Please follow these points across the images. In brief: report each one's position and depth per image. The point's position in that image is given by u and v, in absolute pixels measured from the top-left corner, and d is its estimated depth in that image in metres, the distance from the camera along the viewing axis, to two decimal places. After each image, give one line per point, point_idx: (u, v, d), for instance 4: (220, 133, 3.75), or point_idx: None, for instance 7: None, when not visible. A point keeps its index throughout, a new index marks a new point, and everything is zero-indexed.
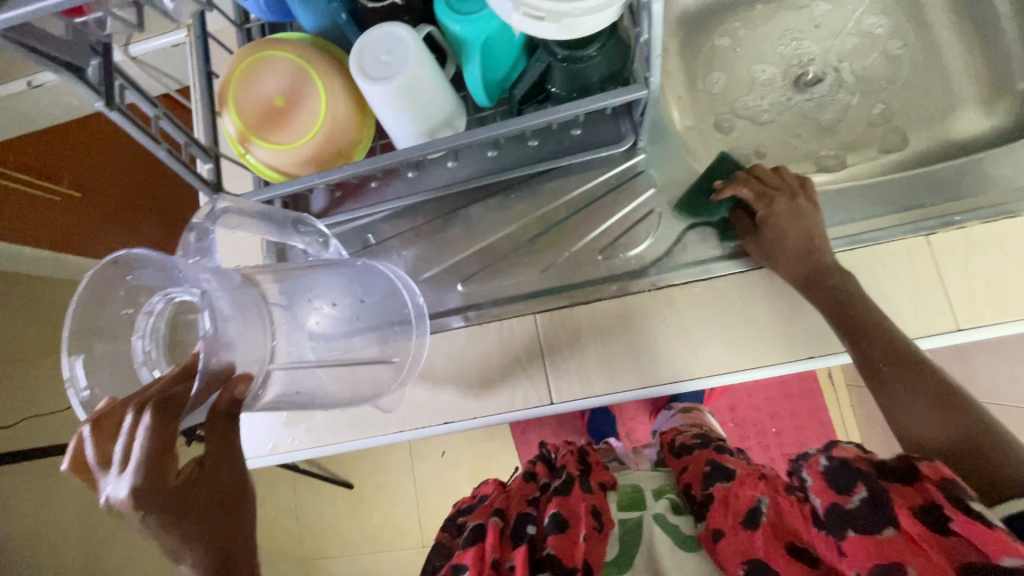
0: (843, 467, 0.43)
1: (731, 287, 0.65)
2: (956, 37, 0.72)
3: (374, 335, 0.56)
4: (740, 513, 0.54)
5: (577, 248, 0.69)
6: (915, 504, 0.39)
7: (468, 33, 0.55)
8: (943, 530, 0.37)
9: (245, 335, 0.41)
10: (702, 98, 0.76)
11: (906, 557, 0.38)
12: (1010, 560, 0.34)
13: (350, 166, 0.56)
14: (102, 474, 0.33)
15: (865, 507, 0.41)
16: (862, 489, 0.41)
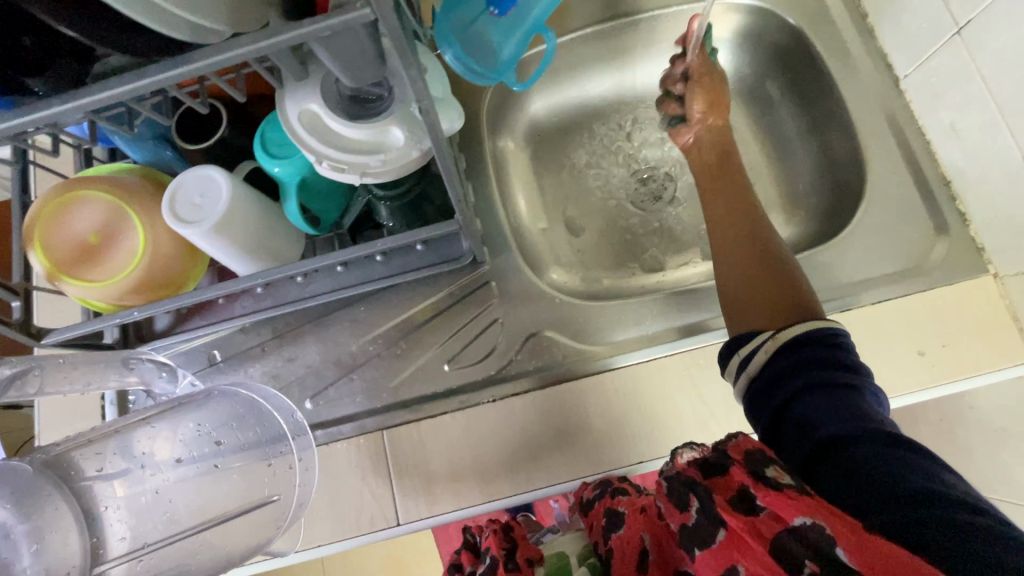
0: (681, 481, 0.44)
1: (570, 393, 0.67)
2: (760, 152, 0.82)
3: (245, 465, 0.52)
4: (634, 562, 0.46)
5: (426, 360, 0.69)
6: (732, 494, 0.42)
7: (285, 175, 0.55)
8: (753, 509, 0.40)
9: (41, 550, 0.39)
10: (550, 206, 0.85)
11: (736, 556, 0.38)
12: (803, 518, 0.37)
13: (166, 305, 0.56)
14: None
15: (701, 516, 0.41)
16: (693, 500, 0.42)
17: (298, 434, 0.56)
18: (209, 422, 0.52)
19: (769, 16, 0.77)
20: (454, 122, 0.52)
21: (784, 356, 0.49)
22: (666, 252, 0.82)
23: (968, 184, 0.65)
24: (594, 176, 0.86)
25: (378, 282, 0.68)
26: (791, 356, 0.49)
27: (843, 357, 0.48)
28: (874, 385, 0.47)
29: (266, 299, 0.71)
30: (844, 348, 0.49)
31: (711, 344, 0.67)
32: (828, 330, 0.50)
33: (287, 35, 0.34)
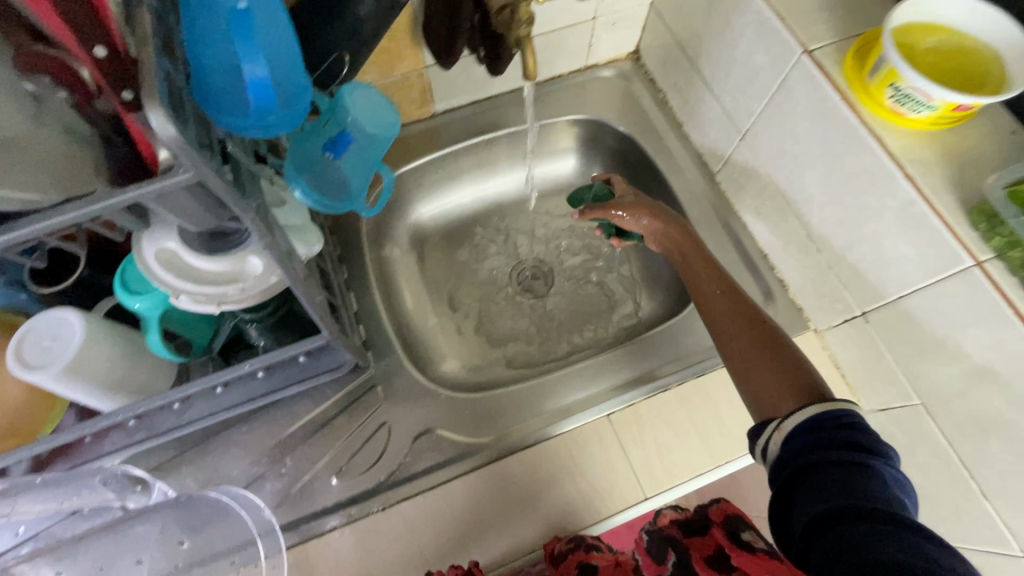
0: (660, 537, 0.55)
1: (461, 488, 0.68)
2: (620, 241, 0.93)
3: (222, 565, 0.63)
4: None
5: (311, 474, 0.68)
6: (708, 553, 0.51)
7: (146, 308, 0.55)
8: (728, 566, 0.48)
9: None
10: (439, 303, 0.89)
11: None
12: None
13: (12, 456, 0.53)
14: None
15: (676, 570, 0.51)
16: (672, 555, 0.52)
17: (266, 534, 0.62)
18: (176, 527, 0.66)
19: (607, 129, 0.91)
20: (311, 248, 0.56)
21: (800, 433, 0.47)
22: (550, 337, 0.88)
23: (779, 257, 0.77)
24: (479, 271, 0.93)
25: (261, 399, 0.68)
26: (807, 433, 0.47)
27: (862, 437, 0.45)
28: (896, 471, 0.44)
29: (137, 432, 0.67)
30: (860, 427, 0.46)
31: (589, 422, 0.71)
32: (841, 411, 0.47)
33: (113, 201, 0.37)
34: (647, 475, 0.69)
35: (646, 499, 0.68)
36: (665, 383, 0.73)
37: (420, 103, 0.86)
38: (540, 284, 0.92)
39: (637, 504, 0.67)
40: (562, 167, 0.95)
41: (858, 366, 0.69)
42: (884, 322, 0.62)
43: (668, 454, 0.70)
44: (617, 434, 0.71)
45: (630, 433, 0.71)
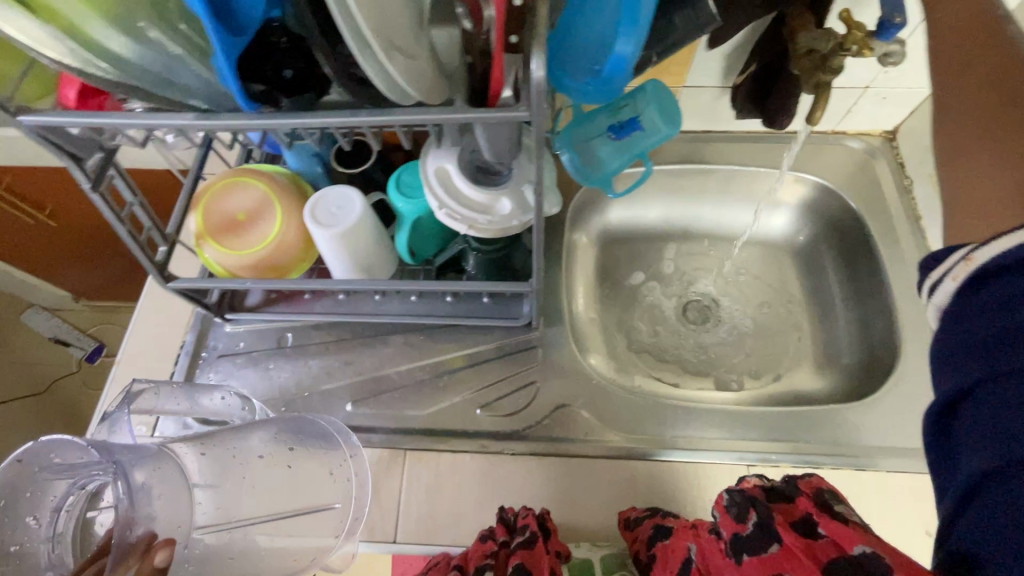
0: (742, 497, 0.56)
1: (582, 469, 0.72)
2: (806, 309, 0.90)
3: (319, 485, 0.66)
4: (673, 566, 0.58)
5: (459, 398, 0.76)
6: (795, 519, 0.55)
7: (407, 210, 0.67)
8: (812, 536, 0.51)
9: (168, 505, 0.53)
10: (606, 299, 0.93)
11: (787, 566, 0.49)
12: (864, 549, 0.47)
13: (271, 285, 0.67)
14: None
15: (756, 531, 0.53)
16: (753, 515, 0.54)
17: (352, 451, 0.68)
18: (280, 437, 0.64)
19: (833, 196, 0.89)
20: (552, 207, 0.63)
21: (984, 300, 0.39)
22: (695, 374, 0.88)
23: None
24: (650, 285, 0.95)
25: (444, 318, 0.78)
26: (1016, 278, 0.37)
27: None
28: None
29: (343, 305, 0.81)
30: None
31: (727, 464, 0.71)
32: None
33: (460, 115, 0.46)
34: None
35: None
36: (817, 462, 0.70)
37: None
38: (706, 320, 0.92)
39: None
40: (768, 219, 0.94)
41: None
42: None
43: None
44: None
45: None
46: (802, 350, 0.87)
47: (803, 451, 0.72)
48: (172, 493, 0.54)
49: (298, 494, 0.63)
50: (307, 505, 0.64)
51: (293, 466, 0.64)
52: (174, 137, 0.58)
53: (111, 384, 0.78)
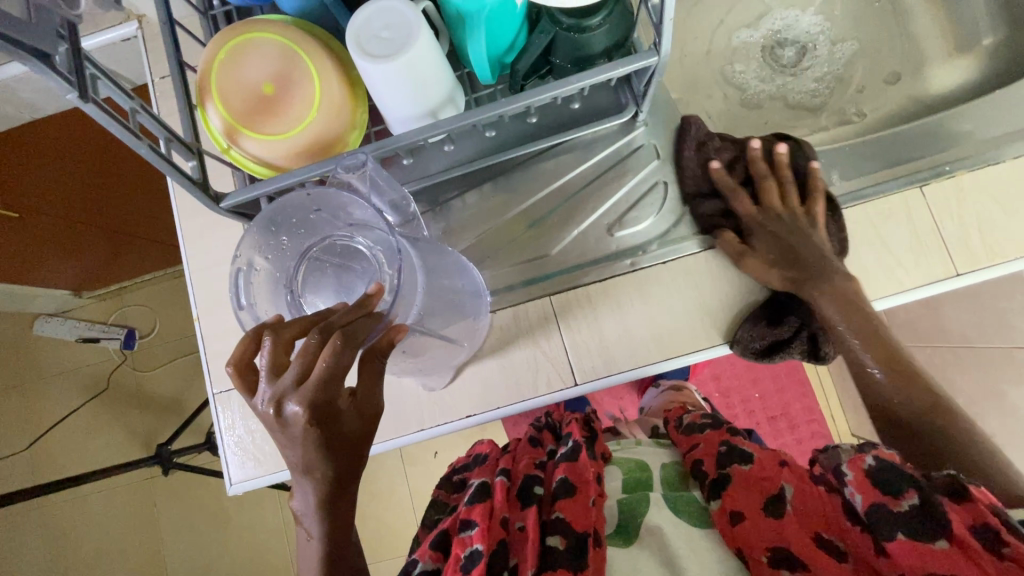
0: (892, 468, 0.45)
1: (749, 251, 0.65)
2: (923, 4, 0.79)
3: (454, 312, 0.59)
4: (763, 499, 0.51)
5: (584, 226, 0.70)
6: (974, 525, 0.40)
7: (468, 7, 0.50)
8: (999, 551, 0.39)
9: (405, 283, 0.46)
10: (690, 70, 0.82)
11: (961, 575, 0.39)
12: None
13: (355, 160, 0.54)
14: (273, 381, 0.35)
15: (911, 512, 0.42)
16: (913, 495, 0.43)
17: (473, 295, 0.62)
18: (437, 262, 0.56)
19: None
20: None
21: None
22: (815, 117, 0.80)
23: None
24: (738, 38, 0.83)
25: (534, 143, 0.67)
26: None
27: None
28: None
29: (414, 171, 0.68)
30: None
31: (898, 192, 0.63)
32: None
33: None
34: (963, 250, 0.61)
35: (957, 275, 0.61)
36: (996, 156, 0.63)
37: None
38: (800, 60, 0.81)
39: (949, 279, 0.61)
40: None
41: None
42: None
43: (972, 240, 0.61)
44: (928, 205, 0.62)
45: (940, 210, 0.62)
46: (925, 49, 0.78)
47: (964, 154, 0.65)
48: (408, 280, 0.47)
49: (450, 322, 0.58)
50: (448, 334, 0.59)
51: (453, 292, 0.58)
52: None
53: (205, 340, 0.69)
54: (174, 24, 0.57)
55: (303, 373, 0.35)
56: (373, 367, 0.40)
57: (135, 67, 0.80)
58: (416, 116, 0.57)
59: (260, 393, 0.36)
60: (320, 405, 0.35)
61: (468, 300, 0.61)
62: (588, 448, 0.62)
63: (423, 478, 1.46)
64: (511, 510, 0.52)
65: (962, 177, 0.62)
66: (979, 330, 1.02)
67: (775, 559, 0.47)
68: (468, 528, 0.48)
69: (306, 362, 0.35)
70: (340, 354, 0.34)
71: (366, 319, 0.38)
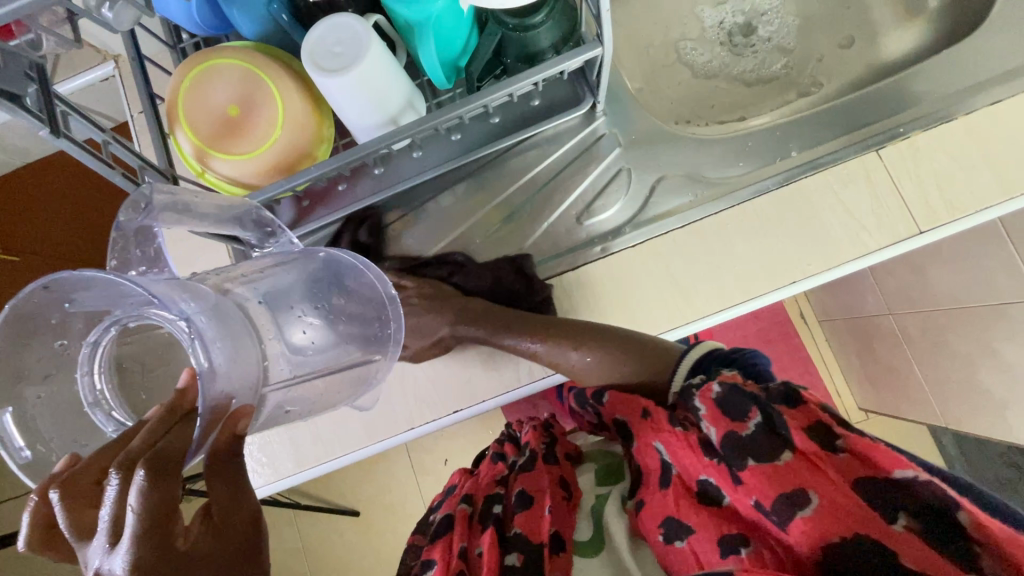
0: (739, 394, 0.46)
1: (712, 228, 0.67)
2: None
3: (351, 337, 0.55)
4: (654, 475, 0.51)
5: (554, 219, 0.72)
6: (809, 425, 0.42)
7: (415, 16, 0.53)
8: (832, 447, 0.41)
9: (231, 358, 0.41)
10: (647, 59, 0.84)
11: (808, 483, 0.41)
12: (904, 471, 0.37)
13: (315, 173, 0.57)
14: (85, 545, 0.30)
15: (759, 432, 0.44)
16: (756, 415, 0.45)
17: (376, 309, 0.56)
18: (310, 289, 0.53)
19: None
20: None
21: None
22: (776, 93, 0.81)
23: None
24: (694, 25, 0.85)
25: (499, 142, 0.69)
26: None
27: None
28: None
29: (386, 179, 0.71)
30: None
31: (855, 157, 0.65)
32: None
33: None
34: (923, 208, 0.62)
35: (919, 233, 0.62)
36: (947, 114, 0.64)
37: None
38: (754, 39, 0.83)
39: (912, 238, 0.62)
40: None
41: None
42: None
43: (931, 197, 0.62)
44: (885, 167, 0.64)
45: (897, 171, 0.63)
46: (875, 18, 0.80)
47: (916, 115, 0.66)
48: (234, 339, 0.42)
49: (339, 350, 0.54)
50: (342, 363, 0.53)
51: (339, 313, 0.55)
52: (102, 10, 0.43)
53: None
54: (143, 58, 0.60)
55: (121, 525, 0.30)
56: (227, 469, 0.36)
57: (114, 104, 0.84)
58: (378, 124, 0.59)
59: (81, 563, 0.31)
60: (158, 551, 0.29)
61: (365, 309, 0.56)
62: (548, 454, 0.64)
63: (434, 486, 1.47)
64: (469, 536, 0.56)
65: (914, 137, 0.64)
66: (968, 288, 1.02)
67: (669, 533, 0.47)
68: (429, 566, 0.53)
69: (116, 511, 0.30)
70: (149, 492, 0.30)
71: (178, 422, 0.34)
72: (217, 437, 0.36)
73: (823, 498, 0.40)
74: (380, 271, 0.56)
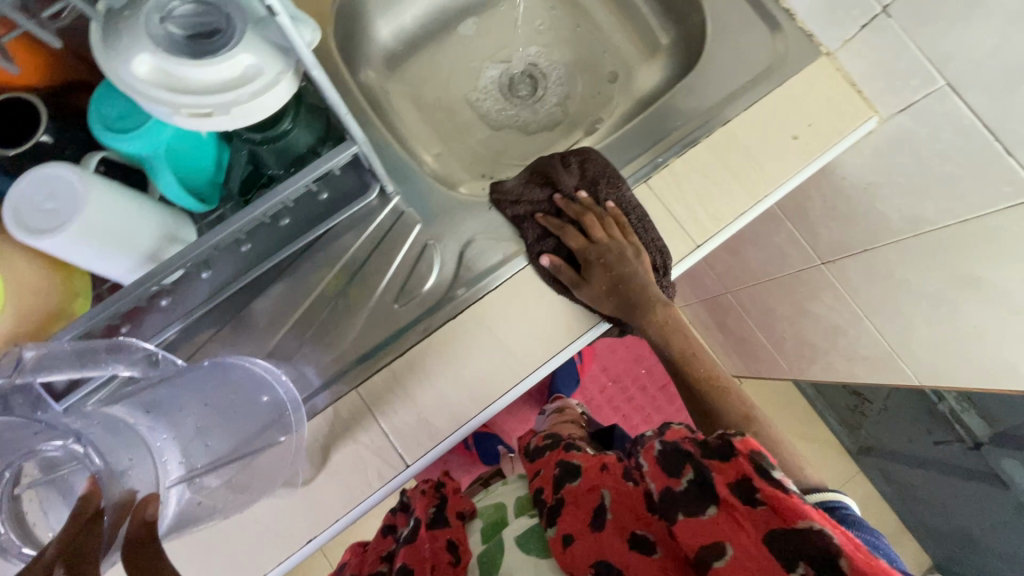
0: (678, 452, 0.51)
1: (524, 282, 0.69)
2: (611, 20, 0.89)
3: (255, 428, 0.59)
4: (588, 514, 0.54)
5: (372, 307, 0.68)
6: (732, 479, 0.47)
7: (141, 148, 0.48)
8: (751, 500, 0.45)
9: (133, 462, 0.45)
10: (438, 124, 0.85)
11: (726, 534, 0.44)
12: (808, 523, 0.41)
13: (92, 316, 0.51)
14: None
15: (691, 487, 0.48)
16: (688, 471, 0.49)
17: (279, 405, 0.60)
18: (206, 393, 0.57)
19: None
20: (309, 34, 0.48)
21: None
22: (561, 137, 0.87)
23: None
24: (474, 85, 0.88)
25: (292, 246, 0.65)
26: None
27: None
28: None
29: (178, 307, 0.64)
30: None
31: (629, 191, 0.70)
32: None
33: None
34: (693, 225, 0.70)
35: (697, 247, 0.70)
36: (694, 138, 0.72)
37: None
38: (531, 90, 0.89)
39: (692, 253, 0.69)
40: None
41: (874, 71, 0.69)
42: (911, 6, 0.60)
43: (697, 214, 0.70)
44: (655, 195, 0.70)
45: (666, 195, 0.70)
46: (627, 55, 0.88)
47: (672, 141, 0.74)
48: (129, 448, 0.47)
49: (245, 439, 0.58)
50: (248, 448, 0.58)
51: (240, 409, 0.58)
52: None
53: None
54: None
55: None
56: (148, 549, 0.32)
57: None
58: (136, 263, 0.53)
59: None
60: None
61: (264, 403, 0.60)
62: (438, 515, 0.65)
63: None
64: None
65: (672, 164, 0.71)
66: (771, 264, 1.14)
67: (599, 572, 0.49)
68: None
69: None
70: None
71: (90, 523, 0.34)
72: (127, 528, 0.36)
73: (737, 548, 0.43)
74: (269, 364, 0.61)
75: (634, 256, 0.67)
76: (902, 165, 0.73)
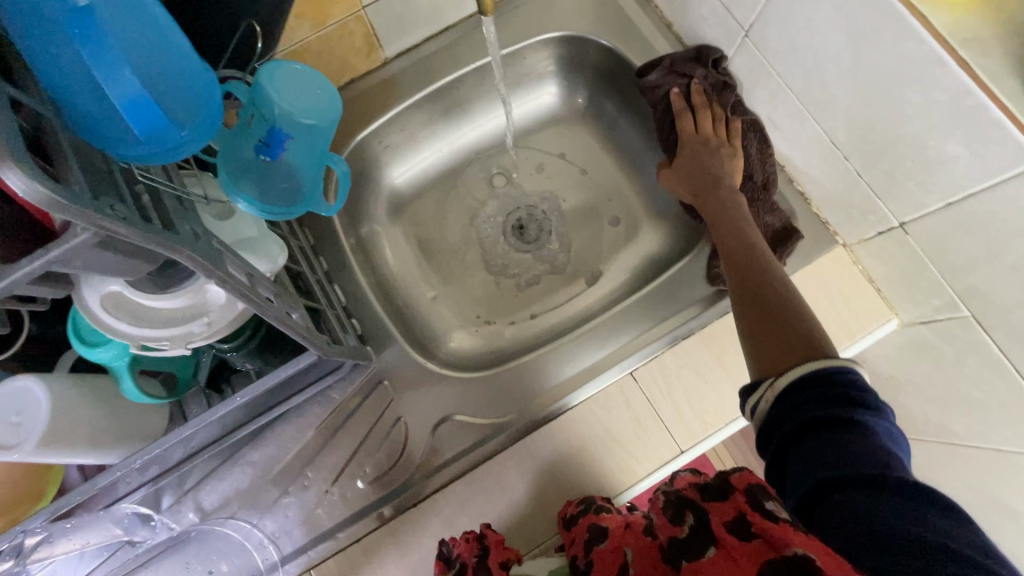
0: (680, 499, 0.44)
1: (493, 468, 0.65)
2: (621, 170, 0.86)
3: None
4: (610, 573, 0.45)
5: (337, 484, 0.66)
6: (729, 517, 0.39)
7: (110, 359, 0.50)
8: (746, 535, 0.37)
9: None
10: (437, 266, 0.84)
11: (721, 574, 0.37)
12: (794, 549, 0.34)
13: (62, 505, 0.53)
14: None
15: (693, 531, 0.41)
16: (689, 517, 0.42)
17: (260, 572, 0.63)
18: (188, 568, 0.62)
19: (585, 44, 0.80)
20: (269, 261, 0.50)
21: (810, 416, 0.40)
22: (563, 288, 0.83)
23: (806, 160, 0.66)
24: (477, 227, 0.86)
25: (261, 419, 0.63)
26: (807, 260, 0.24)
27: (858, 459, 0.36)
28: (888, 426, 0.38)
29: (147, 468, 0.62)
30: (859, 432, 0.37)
31: (614, 380, 0.67)
32: None
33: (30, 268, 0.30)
34: (679, 427, 0.65)
35: (682, 452, 0.64)
36: (689, 327, 0.68)
37: (365, 52, 0.74)
38: (535, 235, 0.86)
39: (675, 459, 0.64)
40: (542, 97, 0.86)
41: (894, 277, 0.63)
42: (928, 232, 0.55)
43: (684, 414, 0.65)
44: (641, 388, 0.66)
45: (652, 390, 0.66)
46: (636, 207, 0.84)
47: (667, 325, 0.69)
48: None
49: None
50: None
51: None
52: None
53: None
54: None
55: None
56: None
57: None
58: (112, 451, 0.53)
59: None
60: None
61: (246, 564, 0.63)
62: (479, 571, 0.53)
63: None
64: None
65: (662, 355, 0.67)
66: None
67: None
68: None
69: None
70: None
71: None
72: None
73: None
74: (265, 536, 0.64)
75: (730, 154, 0.68)
76: (927, 375, 0.65)
